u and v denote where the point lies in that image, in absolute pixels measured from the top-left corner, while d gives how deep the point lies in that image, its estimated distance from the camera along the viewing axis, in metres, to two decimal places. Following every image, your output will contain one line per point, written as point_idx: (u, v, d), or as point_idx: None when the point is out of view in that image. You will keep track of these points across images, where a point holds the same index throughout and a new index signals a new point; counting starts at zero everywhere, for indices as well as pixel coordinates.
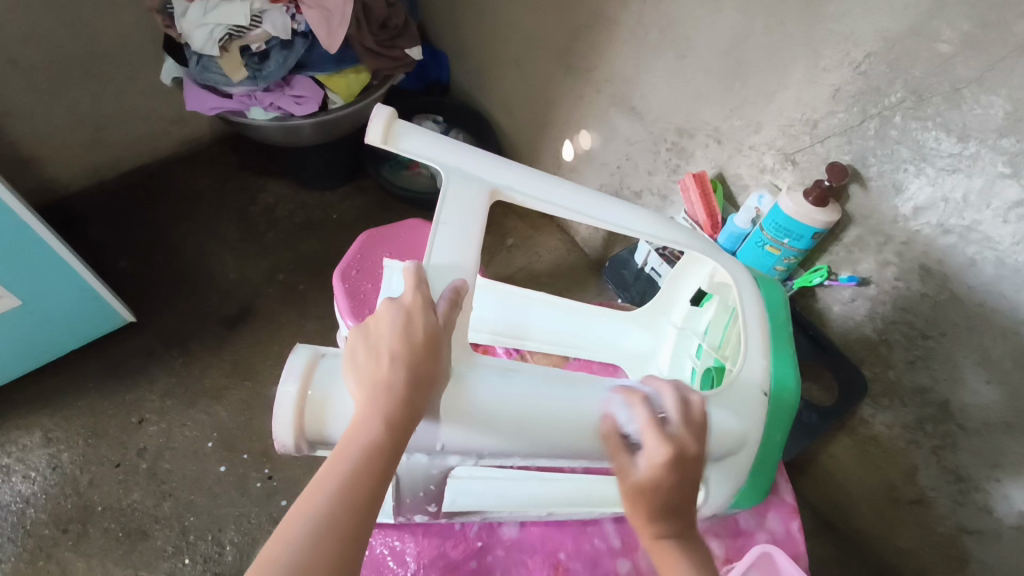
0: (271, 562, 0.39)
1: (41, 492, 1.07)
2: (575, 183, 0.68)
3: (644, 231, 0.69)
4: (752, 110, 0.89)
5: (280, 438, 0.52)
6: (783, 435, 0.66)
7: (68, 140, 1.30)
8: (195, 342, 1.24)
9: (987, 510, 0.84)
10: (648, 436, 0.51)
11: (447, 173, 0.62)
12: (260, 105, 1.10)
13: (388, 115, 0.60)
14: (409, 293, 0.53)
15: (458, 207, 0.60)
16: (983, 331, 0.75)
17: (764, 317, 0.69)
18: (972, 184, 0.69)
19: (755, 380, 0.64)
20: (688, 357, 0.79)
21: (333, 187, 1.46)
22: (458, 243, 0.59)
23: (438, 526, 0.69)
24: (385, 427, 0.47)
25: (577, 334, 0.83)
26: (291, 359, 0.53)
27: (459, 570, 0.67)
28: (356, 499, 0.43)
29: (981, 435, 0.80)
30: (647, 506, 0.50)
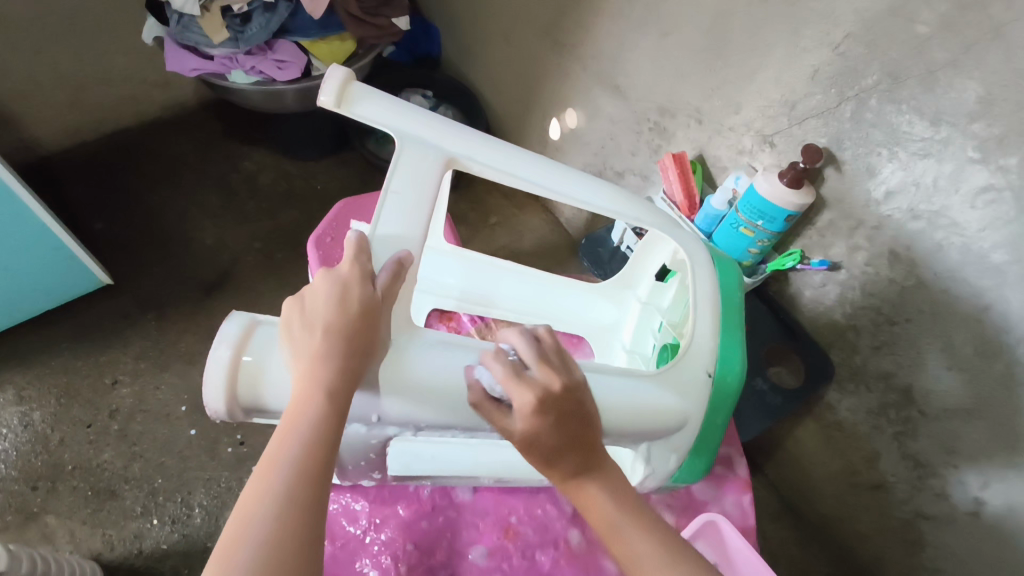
0: (233, 544, 0.40)
1: (11, 449, 1.07)
2: (534, 155, 0.68)
3: (602, 206, 0.70)
4: (733, 90, 0.89)
5: (212, 404, 0.51)
6: (724, 419, 0.66)
7: (50, 98, 1.29)
8: (171, 307, 1.23)
9: (943, 496, 0.85)
10: (509, 386, 0.49)
11: (400, 138, 0.61)
12: (241, 68, 1.09)
13: (343, 76, 0.60)
14: (347, 264, 0.52)
15: (410, 174, 0.59)
16: (947, 317, 0.75)
17: (716, 298, 0.69)
18: (942, 169, 0.69)
19: (700, 361, 0.64)
20: (651, 332, 0.80)
21: (318, 158, 1.46)
22: (406, 210, 0.57)
23: (391, 488, 0.70)
24: (327, 398, 0.47)
25: (541, 304, 0.84)
26: (225, 326, 0.52)
27: (410, 529, 0.68)
28: (311, 473, 0.44)
29: (941, 421, 0.81)
30: (539, 456, 0.50)
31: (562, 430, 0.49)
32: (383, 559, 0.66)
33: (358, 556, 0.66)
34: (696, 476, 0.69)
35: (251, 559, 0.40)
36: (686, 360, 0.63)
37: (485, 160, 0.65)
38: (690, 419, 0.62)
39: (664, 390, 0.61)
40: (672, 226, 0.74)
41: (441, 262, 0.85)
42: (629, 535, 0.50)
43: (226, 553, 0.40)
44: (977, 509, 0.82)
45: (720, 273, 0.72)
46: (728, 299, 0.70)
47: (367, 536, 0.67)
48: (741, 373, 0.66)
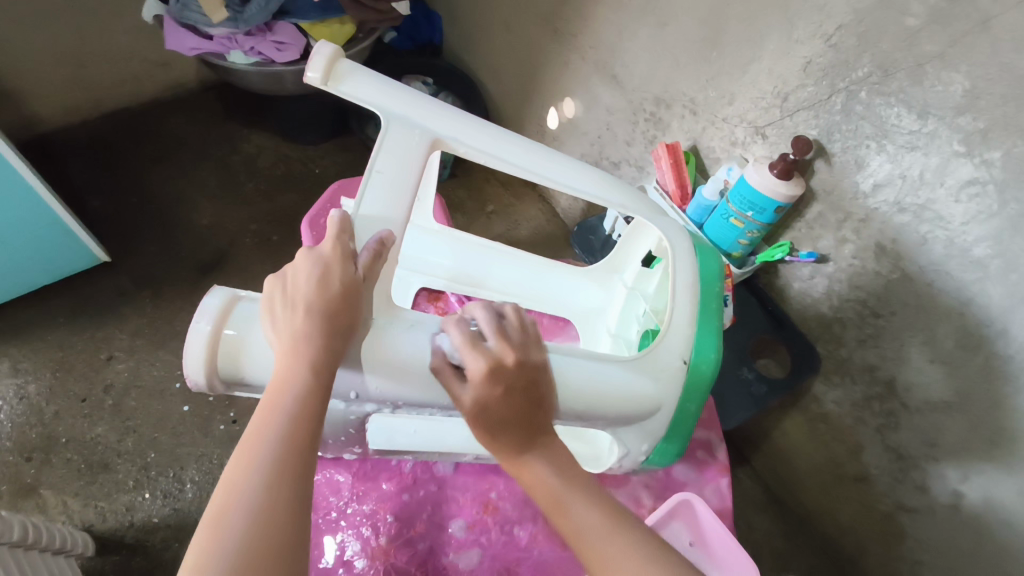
0: (221, 514, 0.39)
1: (7, 420, 1.09)
2: (520, 138, 0.69)
3: (588, 192, 0.70)
4: (727, 81, 0.89)
5: (191, 376, 0.51)
6: (698, 407, 0.67)
7: (51, 75, 1.30)
8: (167, 285, 1.25)
9: (923, 489, 0.86)
10: (465, 355, 0.50)
11: (387, 119, 0.62)
12: (241, 49, 1.11)
13: (331, 52, 0.61)
14: (329, 243, 0.52)
15: (394, 154, 0.60)
16: (930, 311, 0.76)
17: (694, 288, 0.69)
18: (928, 162, 0.70)
19: (675, 349, 0.65)
20: (635, 318, 0.80)
21: (317, 142, 1.46)
22: (389, 191, 0.58)
23: (373, 462, 0.71)
24: (311, 373, 0.47)
25: (530, 286, 0.85)
26: (206, 300, 0.53)
27: (391, 502, 0.70)
28: (299, 446, 0.44)
29: (923, 414, 0.82)
30: (484, 428, 0.50)
31: (511, 405, 0.49)
32: (364, 530, 0.67)
33: (338, 526, 0.67)
34: (669, 460, 0.71)
35: (242, 528, 0.39)
36: (661, 347, 0.64)
37: (472, 142, 0.65)
38: (664, 404, 0.64)
39: (638, 376, 0.62)
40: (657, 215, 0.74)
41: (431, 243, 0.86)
42: (570, 506, 0.48)
43: (214, 525, 0.39)
44: (956, 502, 0.83)
45: (702, 261, 0.72)
46: (708, 290, 0.70)
47: (348, 507, 0.68)
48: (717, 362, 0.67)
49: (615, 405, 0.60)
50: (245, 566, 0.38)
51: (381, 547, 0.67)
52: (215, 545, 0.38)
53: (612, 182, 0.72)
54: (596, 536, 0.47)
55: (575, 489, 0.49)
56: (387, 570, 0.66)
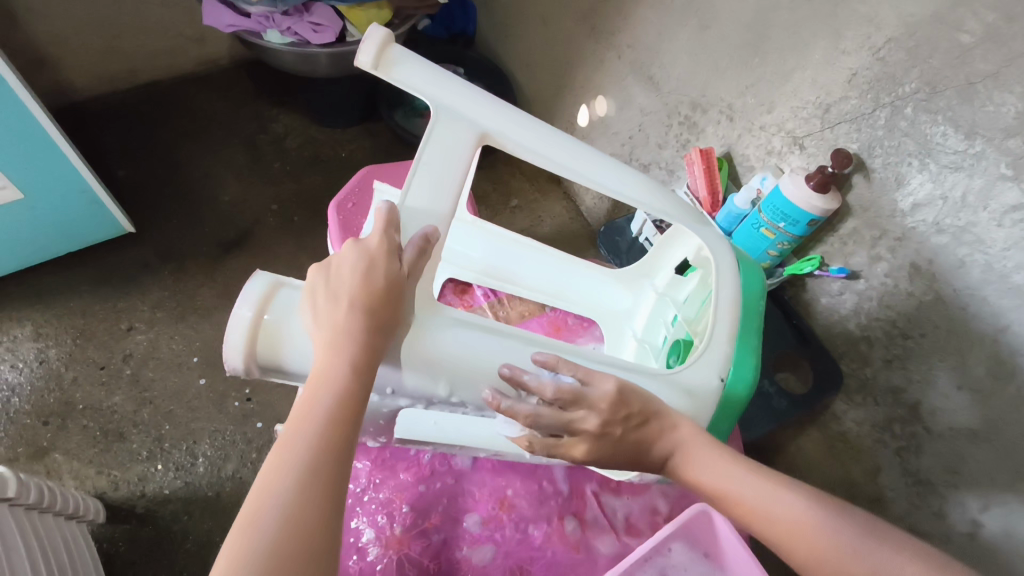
0: (257, 511, 0.40)
1: (27, 383, 1.10)
2: (567, 137, 0.68)
3: (632, 196, 0.69)
4: (768, 88, 0.88)
5: (230, 361, 0.51)
6: (729, 424, 0.66)
7: (88, 44, 1.31)
8: (190, 259, 1.25)
9: (941, 514, 0.82)
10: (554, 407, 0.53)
11: (436, 111, 0.61)
12: (277, 28, 1.10)
13: (383, 39, 0.60)
14: (375, 237, 0.52)
15: (442, 148, 0.59)
16: (963, 336, 0.74)
17: (736, 302, 0.68)
18: (972, 184, 0.68)
19: (713, 365, 0.64)
20: (664, 324, 0.80)
21: (346, 126, 1.46)
22: (436, 185, 0.58)
23: (390, 452, 0.72)
24: (351, 372, 0.46)
25: (560, 286, 0.85)
26: (248, 285, 0.52)
27: (407, 491, 0.70)
28: (334, 445, 0.43)
29: (946, 439, 0.79)
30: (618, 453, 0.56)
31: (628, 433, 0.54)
32: (379, 518, 0.68)
33: (354, 512, 0.67)
34: None
35: (275, 528, 0.39)
36: (697, 361, 0.63)
37: (519, 139, 0.65)
38: (699, 420, 0.62)
39: (673, 391, 0.61)
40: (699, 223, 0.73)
41: (462, 235, 0.86)
42: (731, 484, 0.55)
43: (249, 522, 0.39)
44: (974, 531, 0.79)
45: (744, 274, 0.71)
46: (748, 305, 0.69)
47: (364, 494, 0.69)
48: (752, 383, 0.66)
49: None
50: (275, 563, 0.38)
51: (395, 537, 0.67)
52: (249, 545, 0.38)
53: (657, 187, 0.71)
54: (776, 500, 0.53)
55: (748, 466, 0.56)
56: (400, 560, 0.66)
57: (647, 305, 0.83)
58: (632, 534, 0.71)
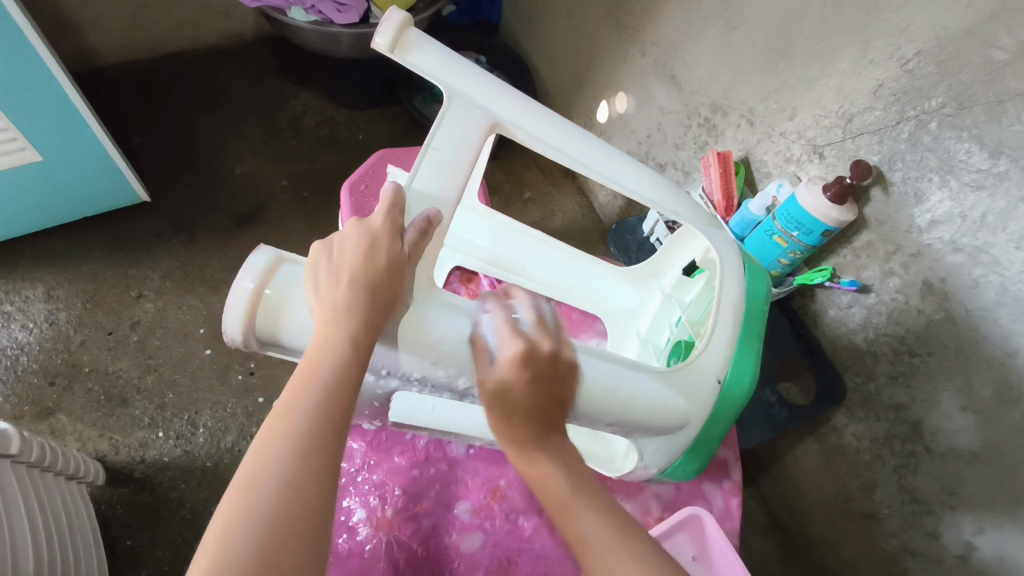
0: (255, 479, 0.40)
1: (36, 343, 1.12)
2: (579, 130, 0.68)
3: (641, 193, 0.68)
4: (791, 94, 0.87)
5: (228, 331, 0.49)
6: (723, 430, 0.66)
7: (113, 11, 1.31)
8: (202, 231, 1.26)
9: (935, 534, 0.82)
10: (503, 335, 0.52)
11: (448, 96, 0.61)
12: (302, 6, 1.11)
13: (401, 21, 0.61)
14: (378, 216, 0.52)
15: (453, 133, 0.59)
16: (971, 357, 0.73)
17: (739, 306, 0.67)
18: (993, 205, 0.67)
19: (710, 367, 0.64)
20: (668, 324, 0.79)
21: (365, 108, 1.46)
22: (443, 170, 0.57)
23: (386, 436, 0.71)
24: (351, 347, 0.46)
25: (567, 279, 0.85)
26: (251, 257, 0.51)
27: (401, 475, 0.70)
28: (331, 417, 0.44)
29: (946, 460, 0.78)
30: (502, 410, 0.51)
31: (538, 390, 0.51)
32: (371, 499, 0.68)
33: (347, 491, 0.67)
34: (687, 475, 0.70)
35: (271, 498, 0.39)
36: (697, 361, 0.63)
37: (531, 130, 0.64)
38: (693, 418, 0.63)
39: (669, 390, 0.60)
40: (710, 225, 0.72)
41: (472, 221, 0.86)
42: (576, 504, 0.49)
43: (247, 488, 0.39)
44: (967, 554, 0.79)
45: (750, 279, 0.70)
46: (750, 309, 0.68)
47: (358, 473, 0.69)
48: (751, 387, 0.65)
49: (641, 414, 0.58)
50: (272, 531, 0.38)
51: (386, 518, 0.67)
52: (246, 508, 0.38)
53: (669, 186, 0.71)
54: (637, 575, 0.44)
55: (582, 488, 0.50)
56: (390, 543, 0.66)
57: (652, 304, 0.82)
58: None
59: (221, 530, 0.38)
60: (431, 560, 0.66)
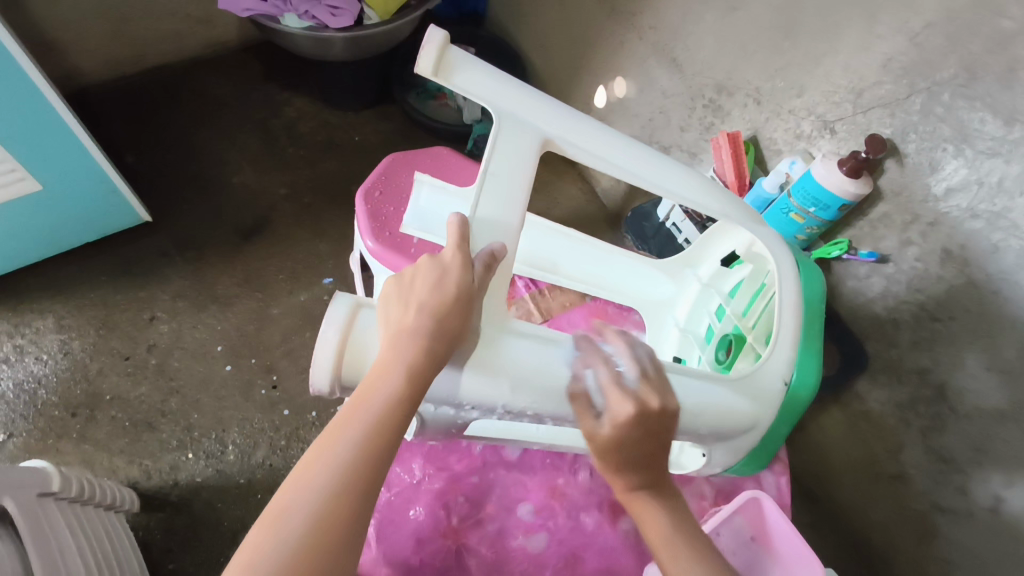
0: (286, 507, 0.41)
1: (53, 375, 1.10)
2: (625, 137, 0.67)
3: (688, 196, 0.68)
4: (798, 72, 0.88)
5: (316, 383, 0.51)
6: (787, 429, 0.67)
7: (94, 28, 1.28)
8: (209, 248, 1.24)
9: (963, 490, 0.85)
10: (613, 393, 0.51)
11: (501, 120, 0.60)
12: (295, 12, 1.09)
13: (442, 41, 0.58)
14: (449, 249, 0.52)
15: (508, 156, 0.59)
16: (994, 319, 0.75)
17: (798, 307, 0.67)
18: (1009, 170, 0.69)
19: (776, 370, 0.64)
20: (707, 313, 0.82)
21: (358, 109, 1.44)
22: (503, 195, 0.57)
23: (443, 445, 0.72)
24: (404, 380, 0.47)
25: (605, 275, 0.85)
26: (332, 307, 0.52)
27: (460, 482, 0.71)
28: (373, 452, 0.44)
29: (973, 419, 0.81)
30: (614, 460, 0.52)
31: (642, 444, 0.51)
32: (435, 509, 0.69)
33: (412, 502, 0.68)
34: (752, 469, 0.72)
35: (299, 529, 0.41)
36: (765, 365, 0.64)
37: (582, 144, 0.63)
38: (761, 420, 0.64)
39: (739, 397, 0.61)
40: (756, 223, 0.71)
41: None
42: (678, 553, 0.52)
43: (278, 514, 0.41)
44: (997, 506, 0.82)
45: (805, 278, 0.70)
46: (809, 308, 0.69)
47: (420, 484, 0.69)
48: (815, 387, 0.66)
49: (710, 422, 0.60)
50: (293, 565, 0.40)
51: (452, 527, 0.68)
52: (273, 535, 0.40)
53: (716, 189, 0.70)
54: None
55: (681, 525, 0.53)
56: (458, 550, 0.67)
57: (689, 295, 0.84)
58: None
59: (248, 553, 0.40)
60: (501, 563, 0.67)
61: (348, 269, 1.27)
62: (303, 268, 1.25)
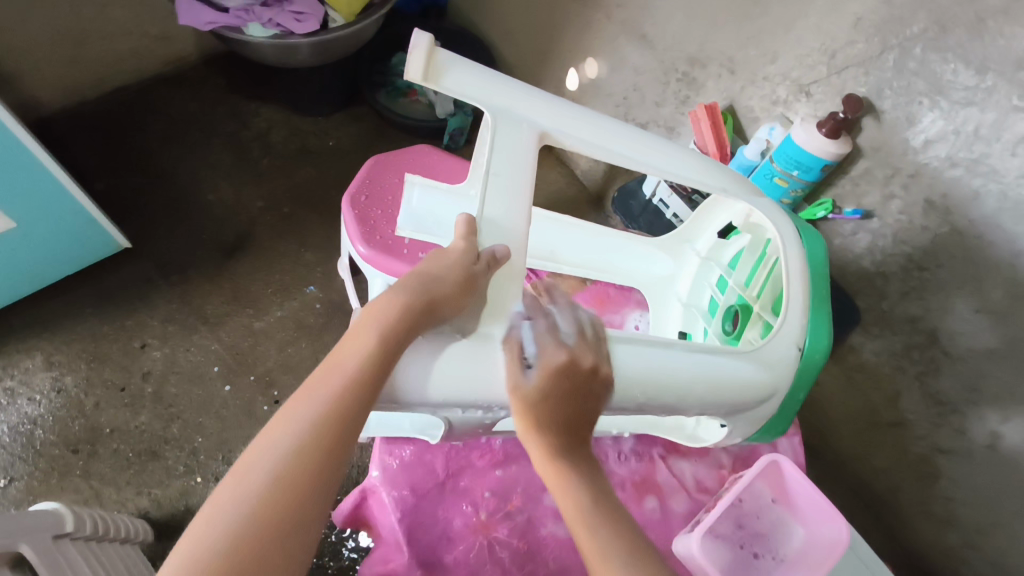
0: (247, 466, 0.40)
1: (48, 414, 1.08)
2: (615, 119, 0.68)
3: (684, 174, 0.68)
4: (770, 39, 0.89)
5: None
6: (804, 394, 0.67)
7: (49, 55, 1.24)
8: (193, 269, 1.22)
9: (961, 430, 0.87)
10: (547, 344, 0.52)
11: (496, 119, 0.61)
12: (259, 21, 1.07)
13: (428, 44, 0.57)
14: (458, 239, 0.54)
15: (507, 154, 0.60)
16: (980, 263, 0.77)
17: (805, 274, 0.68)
18: (984, 118, 0.71)
19: (789, 337, 0.65)
20: (708, 285, 0.83)
21: (329, 113, 1.42)
22: (507, 193, 0.58)
23: (463, 444, 0.72)
24: (382, 339, 0.46)
25: (602, 258, 0.88)
26: None
27: (485, 478, 0.71)
28: (338, 412, 0.43)
29: (965, 360, 0.83)
30: (536, 419, 0.50)
31: (569, 401, 0.51)
32: (464, 506, 0.69)
33: (440, 502, 0.69)
34: (772, 436, 0.72)
35: (255, 488, 0.39)
36: (779, 333, 0.65)
37: (577, 134, 0.64)
38: (779, 388, 0.65)
39: (755, 366, 0.63)
40: (753, 194, 0.72)
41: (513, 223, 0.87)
42: (595, 527, 0.47)
43: (237, 473, 0.40)
44: (994, 442, 0.85)
45: (807, 243, 0.70)
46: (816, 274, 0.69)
47: (446, 483, 0.70)
48: (829, 348, 0.67)
49: (730, 393, 0.62)
50: (241, 525, 0.38)
51: (482, 522, 0.68)
52: (227, 495, 0.39)
53: (710, 164, 0.70)
54: None
55: (602, 505, 0.48)
56: (490, 544, 0.68)
57: (689, 269, 0.86)
58: (703, 491, 0.75)
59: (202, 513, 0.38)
60: (534, 552, 0.68)
61: (337, 276, 1.26)
62: (291, 279, 1.24)
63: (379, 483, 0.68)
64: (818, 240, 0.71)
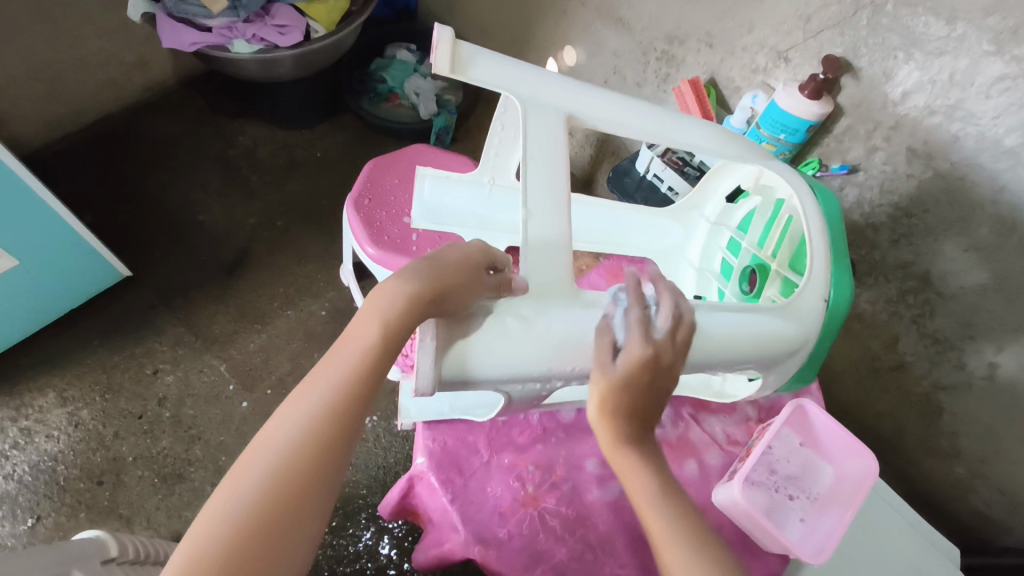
0: (266, 439, 0.39)
1: (68, 449, 1.08)
2: (622, 95, 0.70)
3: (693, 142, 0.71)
4: (746, 11, 0.93)
5: (421, 388, 0.49)
6: (828, 344, 0.70)
7: (30, 91, 1.23)
8: (196, 291, 1.23)
9: (960, 366, 0.91)
10: (635, 334, 0.51)
11: (525, 104, 0.63)
12: (242, 37, 1.08)
13: (450, 38, 0.59)
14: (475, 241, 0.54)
15: (541, 139, 0.62)
16: (965, 203, 0.80)
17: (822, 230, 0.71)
18: (958, 65, 0.75)
19: (816, 291, 0.68)
20: (720, 248, 0.88)
21: (314, 124, 1.44)
22: (547, 176, 0.60)
23: (503, 422, 0.75)
24: (400, 314, 0.44)
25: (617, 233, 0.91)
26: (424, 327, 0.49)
27: (528, 452, 0.74)
28: (357, 386, 0.42)
29: (958, 298, 0.86)
30: (613, 404, 0.51)
31: (643, 390, 0.52)
32: (511, 482, 0.71)
33: (488, 479, 0.71)
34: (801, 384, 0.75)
35: (276, 460, 0.38)
36: (804, 289, 0.68)
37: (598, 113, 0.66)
38: (809, 337, 0.68)
39: (784, 321, 0.66)
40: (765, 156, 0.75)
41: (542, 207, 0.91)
42: (656, 512, 0.50)
43: (258, 444, 0.39)
44: (992, 373, 0.87)
45: (823, 200, 0.73)
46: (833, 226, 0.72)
47: (490, 462, 0.72)
48: (852, 295, 0.70)
49: (766, 346, 0.65)
50: (265, 502, 0.37)
51: (530, 494, 0.71)
52: (248, 466, 0.38)
53: (717, 133, 0.72)
54: None
55: (665, 488, 0.51)
56: (540, 514, 0.70)
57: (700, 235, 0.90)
58: (734, 443, 0.78)
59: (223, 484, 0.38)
60: (583, 517, 0.70)
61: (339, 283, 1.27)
62: (295, 292, 1.25)
63: (426, 469, 0.71)
64: (830, 197, 0.73)
